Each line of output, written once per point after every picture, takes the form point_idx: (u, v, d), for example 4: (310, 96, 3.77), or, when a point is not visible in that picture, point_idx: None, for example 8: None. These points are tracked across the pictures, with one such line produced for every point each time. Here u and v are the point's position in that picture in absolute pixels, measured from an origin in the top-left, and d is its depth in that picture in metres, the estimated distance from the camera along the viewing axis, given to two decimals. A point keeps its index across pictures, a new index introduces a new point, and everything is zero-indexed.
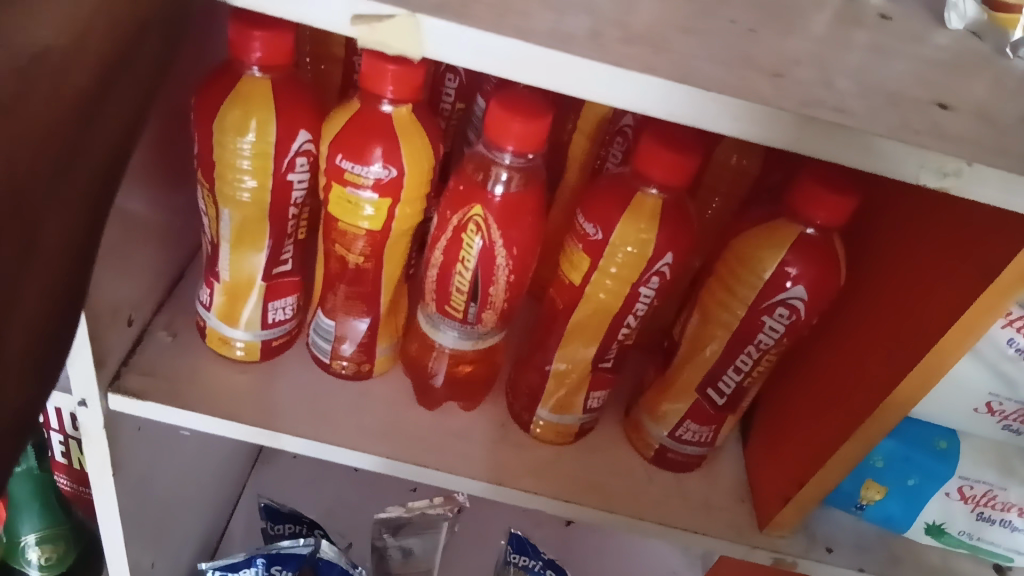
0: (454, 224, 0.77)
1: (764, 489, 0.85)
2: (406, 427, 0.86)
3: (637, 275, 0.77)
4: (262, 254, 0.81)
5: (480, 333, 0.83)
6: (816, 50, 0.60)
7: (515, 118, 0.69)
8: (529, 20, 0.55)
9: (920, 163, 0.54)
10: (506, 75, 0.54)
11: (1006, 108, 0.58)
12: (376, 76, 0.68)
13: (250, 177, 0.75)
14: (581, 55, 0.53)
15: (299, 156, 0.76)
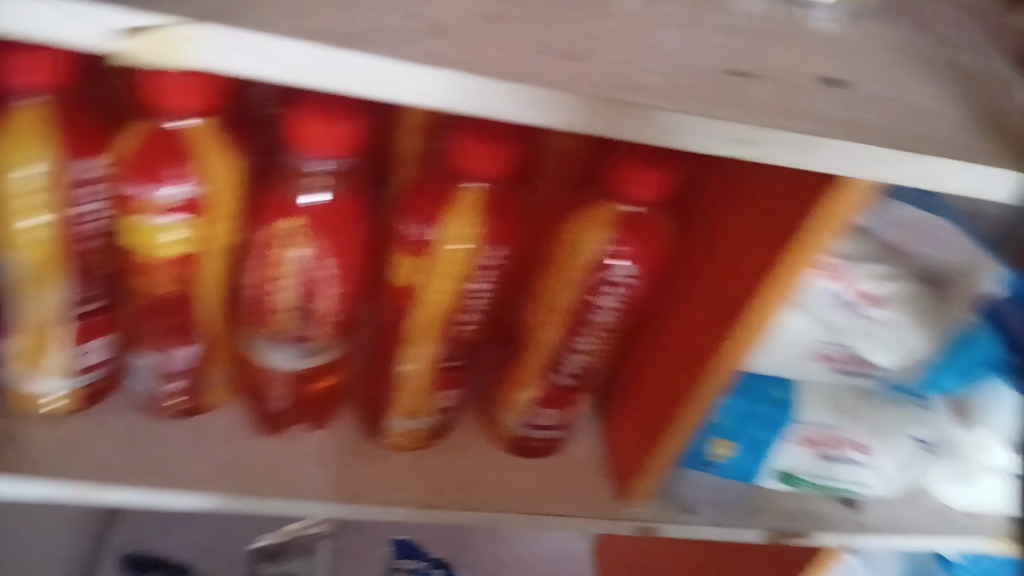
0: (270, 241, 0.48)
1: (625, 447, 0.59)
2: (254, 462, 0.54)
3: (465, 272, 0.49)
4: (65, 293, 0.50)
5: (318, 348, 0.51)
6: (628, 24, 0.39)
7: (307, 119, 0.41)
8: (295, 15, 0.34)
9: (716, 135, 0.37)
10: (290, 84, 0.33)
11: (813, 71, 0.41)
12: (163, 96, 0.41)
13: (38, 215, 0.46)
14: (357, 50, 0.33)
15: (91, 190, 0.47)
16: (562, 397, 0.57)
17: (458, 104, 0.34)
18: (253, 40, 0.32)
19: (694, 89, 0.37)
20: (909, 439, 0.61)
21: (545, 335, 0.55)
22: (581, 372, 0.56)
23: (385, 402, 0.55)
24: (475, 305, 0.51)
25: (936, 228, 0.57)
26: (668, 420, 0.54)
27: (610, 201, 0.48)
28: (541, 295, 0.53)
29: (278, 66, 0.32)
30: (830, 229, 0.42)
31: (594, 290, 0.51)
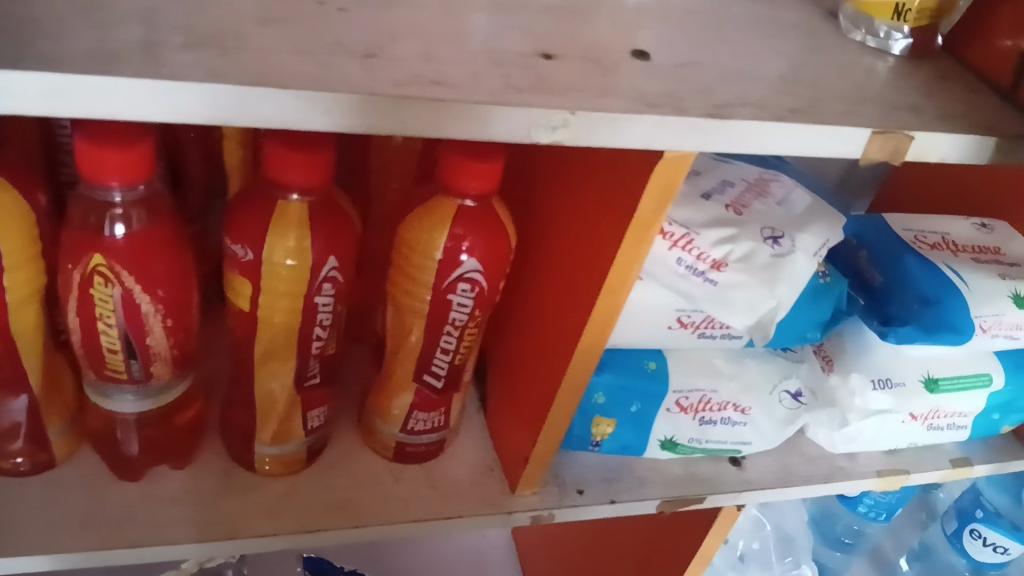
0: (76, 282, 0.44)
1: (509, 440, 0.59)
2: (117, 513, 0.51)
3: (303, 290, 0.47)
4: None
5: (161, 386, 0.48)
6: (423, 24, 0.41)
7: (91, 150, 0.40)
8: (57, 43, 0.33)
9: (523, 120, 0.37)
10: (53, 115, 0.32)
11: (613, 47, 0.43)
12: None
13: None
14: (125, 71, 0.32)
15: None
16: (436, 400, 0.56)
17: (223, 119, 0.34)
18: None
19: (478, 80, 0.37)
20: (781, 393, 0.63)
21: (408, 340, 0.54)
22: (452, 372, 0.55)
23: (252, 432, 0.54)
24: (324, 321, 0.49)
25: (774, 182, 0.58)
26: (545, 406, 0.54)
27: (447, 196, 0.48)
28: (397, 300, 0.52)
29: (20, 100, 0.31)
30: (658, 201, 0.43)
31: (446, 289, 0.50)
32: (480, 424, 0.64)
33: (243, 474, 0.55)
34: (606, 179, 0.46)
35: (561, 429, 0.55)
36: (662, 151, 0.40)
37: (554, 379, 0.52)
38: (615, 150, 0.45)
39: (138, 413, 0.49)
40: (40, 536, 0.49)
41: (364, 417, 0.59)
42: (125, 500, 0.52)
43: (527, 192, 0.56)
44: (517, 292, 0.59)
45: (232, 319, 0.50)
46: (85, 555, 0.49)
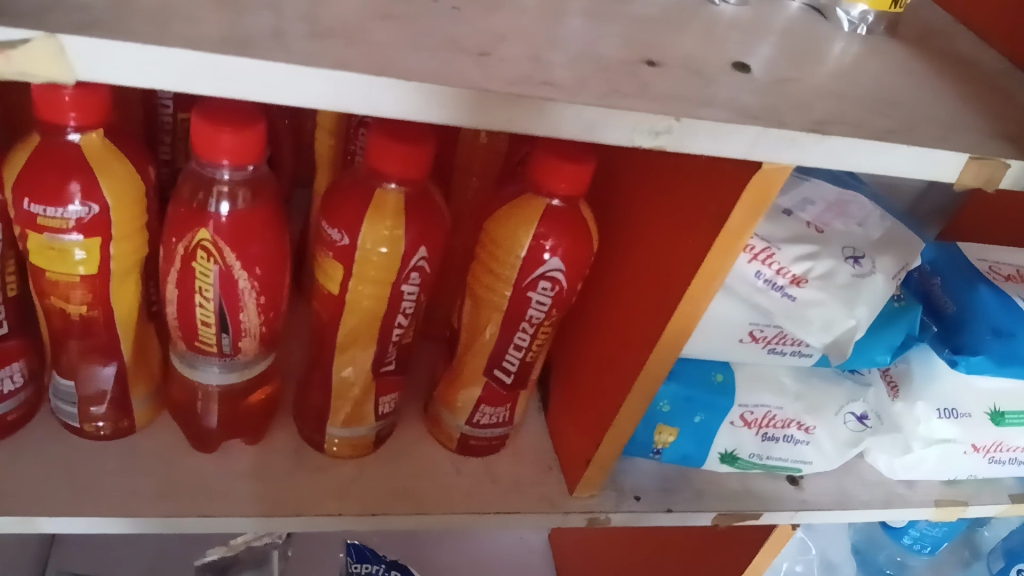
0: (180, 255, 0.45)
1: (572, 440, 0.60)
2: (192, 480, 0.53)
3: (393, 277, 0.48)
4: None
5: (246, 363, 0.50)
6: (530, 25, 0.42)
7: (212, 125, 0.41)
8: (194, 20, 0.34)
9: (627, 125, 0.38)
10: (188, 91, 0.34)
11: (714, 59, 0.43)
12: (49, 105, 0.41)
13: None
14: (259, 55, 0.34)
15: None
16: (504, 396, 0.57)
17: (345, 106, 0.35)
18: (125, 50, 0.32)
19: (587, 83, 0.38)
20: (846, 415, 0.62)
21: (483, 335, 0.55)
22: (523, 368, 0.56)
23: (324, 413, 0.55)
24: (407, 310, 0.51)
25: (853, 204, 0.59)
26: (613, 410, 0.54)
27: (536, 195, 0.49)
28: (476, 294, 0.53)
29: (157, 75, 0.33)
30: (751, 215, 0.43)
31: (527, 287, 0.51)
32: (540, 425, 0.64)
33: (312, 456, 0.57)
34: (698, 188, 0.47)
35: (627, 434, 0.55)
36: (760, 163, 0.41)
37: (623, 384, 0.53)
38: (710, 160, 0.45)
39: (221, 387, 0.51)
40: (119, 498, 0.51)
41: (431, 408, 0.60)
42: (200, 472, 0.54)
43: (609, 197, 0.57)
44: (591, 295, 0.60)
45: (318, 301, 0.51)
46: (160, 521, 0.50)
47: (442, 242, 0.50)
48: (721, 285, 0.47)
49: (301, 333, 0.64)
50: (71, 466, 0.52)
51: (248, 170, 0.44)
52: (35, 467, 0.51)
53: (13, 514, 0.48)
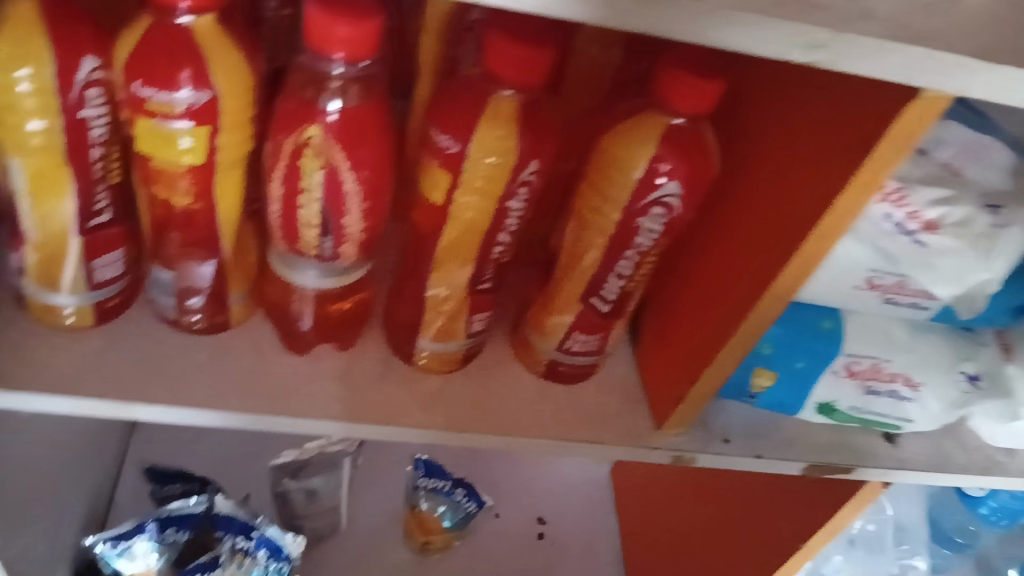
0: (288, 152, 0.44)
1: (663, 376, 0.58)
2: (284, 380, 0.53)
3: (501, 190, 0.46)
4: (68, 203, 0.46)
5: (344, 269, 0.49)
6: None
7: (328, 14, 0.39)
8: None
9: (777, 38, 0.34)
10: None
11: None
12: None
13: (36, 117, 0.43)
14: None
15: (90, 92, 0.44)
16: (600, 324, 0.54)
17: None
18: None
19: None
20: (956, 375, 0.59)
21: (583, 260, 0.52)
22: (622, 297, 0.53)
23: (416, 325, 0.54)
24: (511, 227, 0.49)
25: (993, 147, 0.54)
26: (712, 348, 0.52)
27: (657, 113, 0.46)
28: (580, 214, 0.50)
29: None
30: (901, 150, 0.39)
31: (638, 212, 0.47)
32: (628, 357, 0.62)
33: (398, 367, 0.56)
34: (838, 116, 0.43)
35: (724, 375, 0.53)
36: (921, 89, 0.37)
37: (728, 323, 0.51)
38: (857, 85, 0.41)
39: (317, 290, 0.50)
40: (212, 392, 0.51)
41: (519, 330, 0.59)
42: (290, 374, 0.54)
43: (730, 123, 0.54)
44: (697, 227, 0.57)
45: (418, 211, 0.49)
46: (249, 418, 0.51)
47: (553, 157, 0.47)
48: (851, 225, 0.44)
49: (391, 245, 0.62)
50: (166, 358, 0.52)
51: (360, 66, 0.42)
52: (132, 355, 0.52)
53: (112, 399, 0.49)
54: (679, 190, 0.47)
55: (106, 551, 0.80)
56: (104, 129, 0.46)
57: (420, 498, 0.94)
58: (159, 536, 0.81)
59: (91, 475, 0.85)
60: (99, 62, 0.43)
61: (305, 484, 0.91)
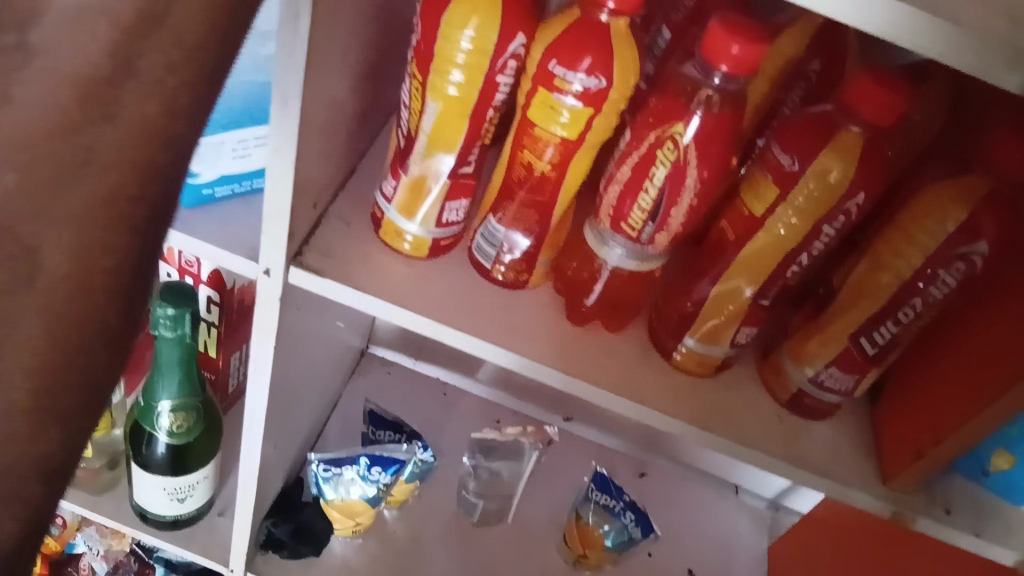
0: (648, 143, 0.51)
1: (893, 434, 0.60)
2: (556, 336, 0.60)
3: (825, 211, 0.51)
4: (453, 153, 0.55)
5: (650, 254, 0.55)
6: None
7: (738, 35, 0.46)
8: None
9: None
10: None
11: None
12: None
13: (460, 73, 0.51)
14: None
15: (512, 61, 0.51)
16: (860, 365, 0.58)
17: (889, 35, 0.37)
18: None
19: None
20: None
21: (863, 301, 0.56)
22: (890, 343, 0.56)
23: (688, 324, 0.59)
24: (813, 252, 0.54)
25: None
26: (966, 413, 0.53)
27: (981, 179, 0.50)
28: (877, 254, 0.55)
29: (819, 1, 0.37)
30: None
31: (939, 262, 0.51)
32: (864, 411, 0.64)
33: (657, 360, 0.61)
34: None
35: (987, 433, 0.52)
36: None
37: (999, 383, 0.51)
38: None
39: (618, 265, 0.57)
40: (498, 331, 0.58)
41: (771, 357, 0.62)
42: (567, 338, 0.60)
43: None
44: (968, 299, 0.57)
45: (728, 220, 0.55)
46: (529, 363, 0.57)
47: (879, 190, 0.51)
48: None
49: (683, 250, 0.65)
50: (471, 294, 0.60)
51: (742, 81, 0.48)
52: (446, 284, 0.60)
53: (426, 317, 0.57)
54: (994, 245, 0.50)
55: (319, 473, 0.93)
56: (504, 96, 0.53)
57: (590, 509, 0.99)
58: (366, 472, 0.92)
59: (320, 392, 0.98)
60: (525, 40, 0.50)
61: (491, 466, 1.02)
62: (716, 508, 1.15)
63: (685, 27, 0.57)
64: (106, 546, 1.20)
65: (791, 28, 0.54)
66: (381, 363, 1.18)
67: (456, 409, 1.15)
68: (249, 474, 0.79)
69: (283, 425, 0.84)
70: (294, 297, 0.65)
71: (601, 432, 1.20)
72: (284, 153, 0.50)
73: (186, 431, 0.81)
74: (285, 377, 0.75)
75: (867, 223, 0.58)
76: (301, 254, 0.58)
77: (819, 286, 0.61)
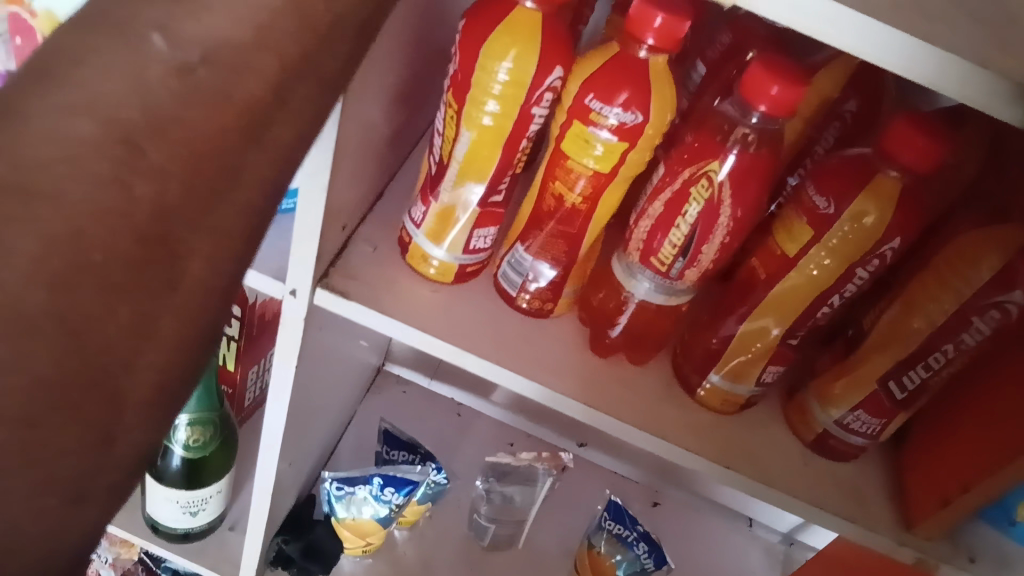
0: (682, 179, 0.51)
1: (918, 480, 0.59)
2: (581, 367, 0.59)
3: (859, 254, 0.50)
4: (485, 183, 0.55)
5: (677, 289, 0.55)
6: None
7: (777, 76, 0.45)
8: None
9: None
10: (827, 39, 0.37)
11: None
12: (637, 17, 0.47)
13: (495, 104, 0.51)
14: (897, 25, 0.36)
15: (548, 94, 0.51)
16: (888, 409, 0.57)
17: (936, 84, 0.37)
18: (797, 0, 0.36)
19: None
20: None
21: (893, 346, 0.55)
22: (920, 389, 0.55)
23: (714, 360, 0.58)
24: (844, 295, 0.53)
25: None
26: (995, 464, 0.52)
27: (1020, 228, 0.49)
28: (910, 299, 0.54)
29: (868, 49, 0.37)
30: None
31: (974, 310, 0.51)
32: (888, 454, 0.63)
33: (681, 395, 0.60)
34: None
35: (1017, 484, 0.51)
36: None
37: None
38: None
39: (645, 298, 0.56)
40: (522, 361, 0.58)
41: (796, 397, 0.61)
42: (592, 370, 0.59)
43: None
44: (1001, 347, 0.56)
45: (758, 258, 0.55)
46: (553, 394, 0.57)
47: (914, 234, 0.50)
48: None
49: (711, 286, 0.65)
50: (495, 322, 0.60)
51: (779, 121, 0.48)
52: (471, 311, 0.60)
53: (451, 343, 0.57)
54: None
55: (331, 490, 0.92)
56: (538, 128, 0.53)
57: (603, 539, 0.98)
58: (379, 491, 0.91)
59: (336, 410, 0.98)
60: (561, 73, 0.50)
61: (504, 490, 1.01)
62: (726, 541, 1.13)
63: (721, 62, 0.57)
64: (114, 554, 1.19)
65: (825, 69, 0.54)
66: (397, 382, 1.18)
67: (470, 431, 1.15)
68: (264, 491, 0.78)
69: (300, 442, 0.84)
70: (318, 318, 0.65)
71: (616, 460, 1.19)
72: (318, 177, 0.50)
73: (202, 446, 0.81)
74: (305, 395, 0.75)
75: (899, 267, 0.57)
76: (328, 277, 0.58)
77: (848, 327, 0.60)
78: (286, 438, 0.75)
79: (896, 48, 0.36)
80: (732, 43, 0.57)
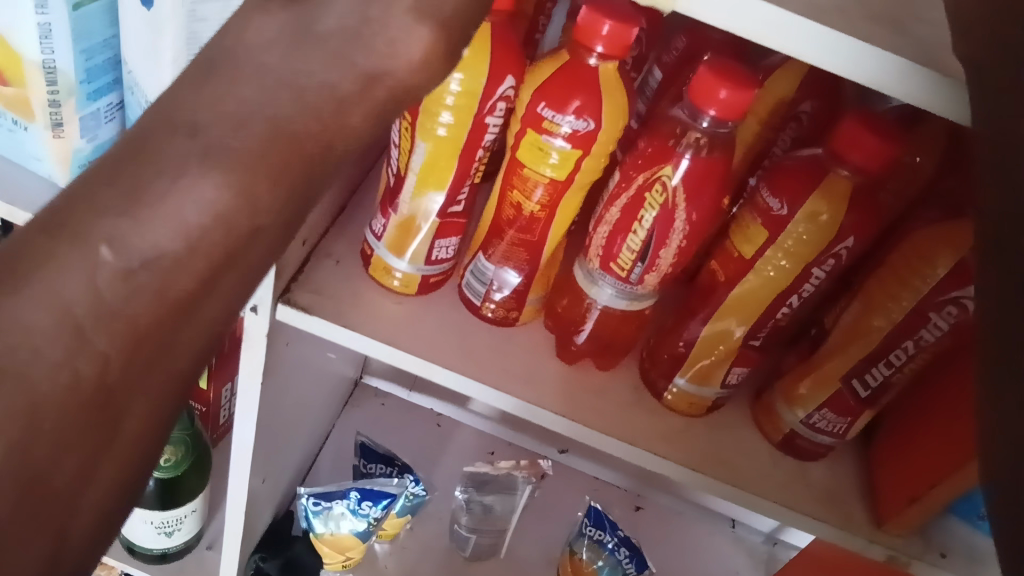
0: (637, 184, 0.51)
1: (886, 476, 0.59)
2: (548, 375, 0.59)
3: (815, 254, 0.51)
4: (443, 192, 0.55)
5: (639, 294, 0.55)
6: None
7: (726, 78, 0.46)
8: None
9: None
10: (768, 43, 0.37)
11: None
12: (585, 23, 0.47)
13: (449, 114, 0.51)
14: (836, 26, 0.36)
15: (502, 103, 0.51)
16: (853, 407, 0.57)
17: (879, 84, 0.37)
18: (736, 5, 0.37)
19: None
20: None
21: (855, 343, 0.56)
22: (884, 386, 0.56)
23: (679, 364, 0.58)
24: (804, 295, 0.53)
25: None
26: (960, 458, 0.52)
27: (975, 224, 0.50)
28: (870, 297, 0.54)
29: (809, 51, 0.37)
30: None
31: (932, 305, 0.51)
32: (857, 452, 0.63)
33: (649, 399, 0.60)
34: None
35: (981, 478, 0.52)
36: None
37: None
38: None
39: (608, 304, 0.56)
40: (488, 370, 0.57)
41: (763, 398, 0.62)
42: (559, 377, 0.59)
43: None
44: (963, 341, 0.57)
45: (718, 261, 0.55)
46: (519, 402, 0.57)
47: (869, 233, 0.51)
48: None
49: (677, 289, 0.65)
50: (460, 333, 0.59)
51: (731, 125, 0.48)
52: (436, 322, 0.59)
53: (416, 355, 0.56)
54: None
55: (309, 506, 0.91)
56: (495, 137, 0.53)
57: (584, 545, 0.97)
58: (356, 506, 0.90)
59: (312, 424, 0.97)
60: (514, 82, 0.50)
61: (484, 500, 1.00)
62: (710, 545, 1.13)
63: (677, 67, 0.57)
64: None
65: (779, 71, 0.54)
66: (375, 394, 1.18)
67: (450, 441, 1.14)
68: (237, 510, 0.77)
69: (274, 459, 0.84)
70: (283, 334, 0.64)
71: (597, 466, 1.19)
72: None
73: (174, 465, 0.80)
74: (276, 410, 0.75)
75: (859, 265, 0.58)
76: (290, 292, 0.57)
77: (811, 326, 0.61)
78: (257, 456, 0.74)
79: (834, 49, 0.37)
80: (687, 49, 0.57)
